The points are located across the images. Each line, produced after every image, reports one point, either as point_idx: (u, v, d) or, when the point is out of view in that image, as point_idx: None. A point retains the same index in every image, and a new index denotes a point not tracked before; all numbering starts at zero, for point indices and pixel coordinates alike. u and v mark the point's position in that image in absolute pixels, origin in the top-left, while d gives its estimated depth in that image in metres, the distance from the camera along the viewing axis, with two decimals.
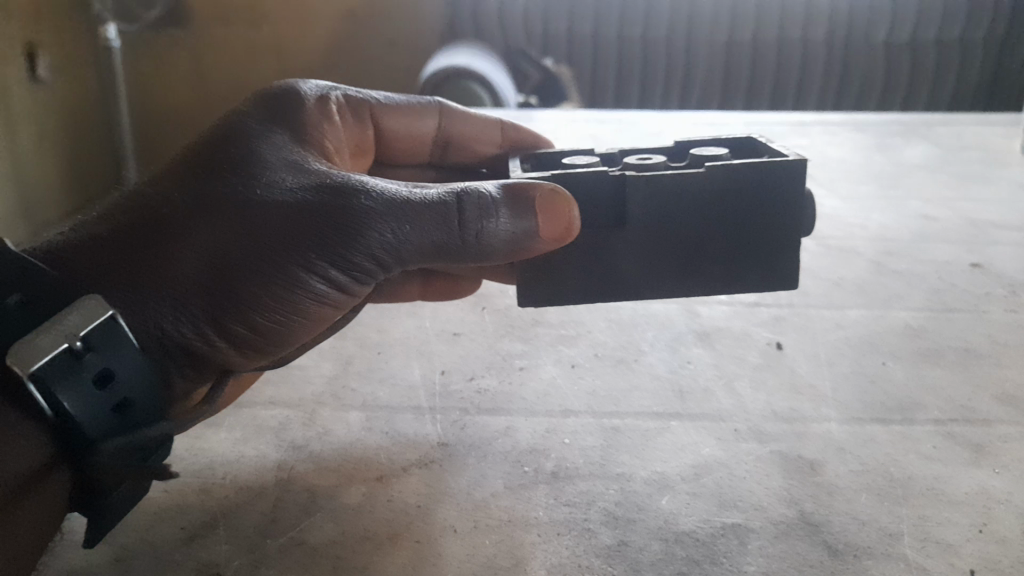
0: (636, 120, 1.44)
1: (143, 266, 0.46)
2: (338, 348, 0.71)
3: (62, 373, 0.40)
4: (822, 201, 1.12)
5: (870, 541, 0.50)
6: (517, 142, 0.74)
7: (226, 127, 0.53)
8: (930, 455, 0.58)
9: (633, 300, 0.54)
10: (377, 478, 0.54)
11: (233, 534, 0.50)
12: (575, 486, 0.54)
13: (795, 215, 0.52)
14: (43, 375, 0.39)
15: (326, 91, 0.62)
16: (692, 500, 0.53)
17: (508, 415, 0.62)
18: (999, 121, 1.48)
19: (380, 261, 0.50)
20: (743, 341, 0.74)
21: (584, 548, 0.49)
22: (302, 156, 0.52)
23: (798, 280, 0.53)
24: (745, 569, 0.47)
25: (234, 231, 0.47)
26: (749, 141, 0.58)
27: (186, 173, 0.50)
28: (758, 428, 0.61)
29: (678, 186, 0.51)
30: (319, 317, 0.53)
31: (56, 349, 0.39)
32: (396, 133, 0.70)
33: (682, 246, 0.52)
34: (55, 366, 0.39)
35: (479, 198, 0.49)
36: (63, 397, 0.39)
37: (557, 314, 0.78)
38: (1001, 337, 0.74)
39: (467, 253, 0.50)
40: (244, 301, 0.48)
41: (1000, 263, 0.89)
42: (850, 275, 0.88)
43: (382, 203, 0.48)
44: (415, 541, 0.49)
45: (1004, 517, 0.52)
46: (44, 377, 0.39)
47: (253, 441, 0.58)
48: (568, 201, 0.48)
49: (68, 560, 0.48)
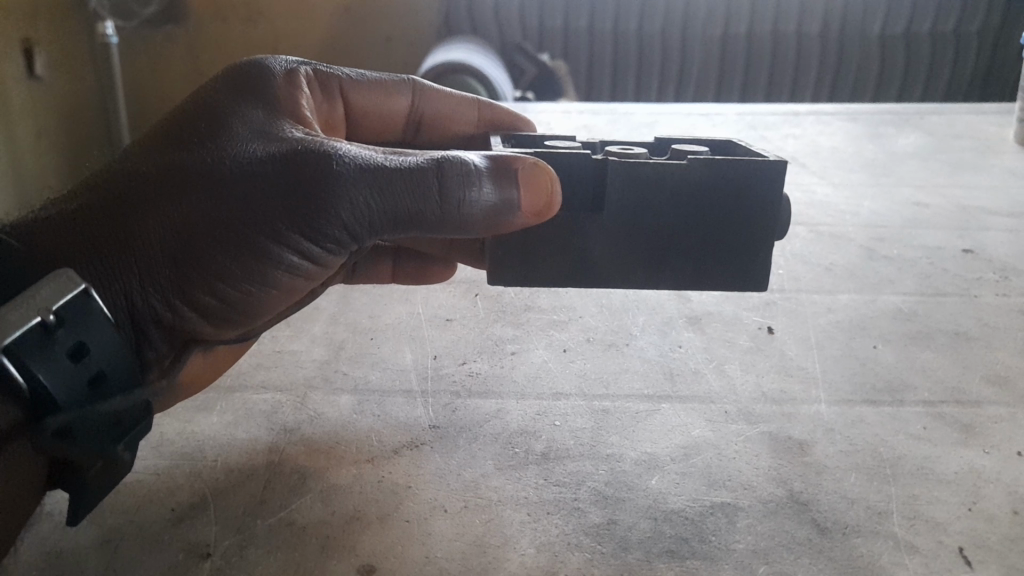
0: (630, 111, 1.45)
1: (111, 241, 0.48)
2: (331, 334, 0.72)
3: (37, 347, 0.40)
4: (813, 188, 1.12)
5: (859, 519, 0.50)
6: (494, 123, 0.75)
7: (202, 103, 0.54)
8: (919, 435, 0.58)
9: (607, 287, 0.54)
10: (368, 459, 0.55)
11: (222, 515, 0.50)
12: (564, 466, 0.54)
13: (773, 216, 0.52)
14: (17, 349, 0.39)
15: (294, 65, 0.62)
16: (681, 479, 0.53)
17: (499, 397, 0.62)
18: (993, 111, 1.49)
19: (351, 231, 0.49)
20: (732, 326, 0.74)
21: (573, 527, 0.49)
22: (274, 128, 0.52)
23: (769, 281, 0.54)
24: (734, 546, 0.48)
25: (200, 203, 0.48)
26: (728, 144, 0.58)
27: (159, 151, 0.51)
28: (747, 410, 0.61)
29: (657, 176, 0.51)
30: (291, 288, 0.53)
31: (28, 323, 0.39)
32: (367, 110, 0.70)
33: (658, 236, 0.53)
34: (28, 340, 0.39)
35: (459, 166, 0.49)
36: (38, 371, 0.39)
37: (548, 300, 0.79)
38: (991, 320, 0.74)
39: (443, 224, 0.50)
40: (214, 275, 0.49)
41: (992, 249, 0.90)
42: (840, 261, 0.89)
43: (352, 169, 0.47)
44: (404, 520, 0.49)
45: (992, 495, 0.52)
46: (18, 351, 0.39)
47: (244, 424, 0.59)
48: (550, 175, 0.48)
49: (55, 540, 0.49)
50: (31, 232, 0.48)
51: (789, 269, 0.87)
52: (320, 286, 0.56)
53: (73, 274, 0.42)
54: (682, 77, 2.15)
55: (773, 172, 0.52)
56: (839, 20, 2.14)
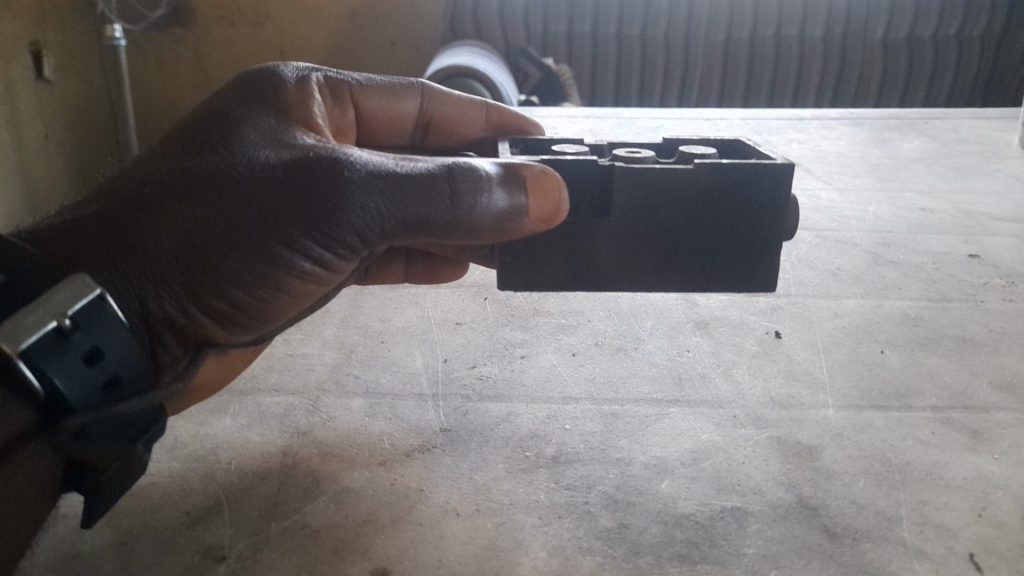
0: (635, 115, 1.46)
1: (124, 246, 0.48)
2: (342, 336, 0.72)
3: (51, 352, 0.39)
4: (818, 193, 1.13)
5: (869, 524, 0.50)
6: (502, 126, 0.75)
7: (214, 110, 0.54)
8: (928, 440, 0.58)
9: (615, 291, 0.54)
10: (380, 462, 0.55)
11: (237, 518, 0.50)
12: (575, 471, 0.55)
13: (781, 219, 0.53)
14: (32, 353, 0.39)
15: (305, 72, 0.62)
16: (691, 484, 0.54)
17: (509, 401, 0.62)
18: (996, 116, 1.49)
19: (362, 236, 0.49)
20: (740, 330, 0.74)
21: (585, 531, 0.49)
22: (286, 134, 0.52)
23: (777, 283, 0.54)
24: (745, 551, 0.48)
25: (212, 209, 0.48)
26: (736, 144, 0.58)
27: (173, 158, 0.51)
28: (755, 414, 0.61)
29: (663, 180, 0.52)
30: (302, 292, 0.53)
31: (44, 328, 0.39)
32: (375, 114, 0.71)
33: (665, 241, 0.53)
34: (43, 344, 0.39)
35: (469, 172, 0.49)
36: (54, 375, 0.39)
37: (556, 303, 0.79)
38: (997, 325, 0.75)
39: (453, 230, 0.50)
40: (226, 279, 0.49)
41: (997, 254, 0.90)
42: (847, 266, 0.89)
43: (364, 174, 0.48)
44: (416, 524, 0.50)
45: (1002, 501, 0.52)
46: (33, 355, 0.39)
47: (257, 427, 0.59)
48: (557, 182, 0.49)
49: (72, 543, 0.49)
50: (47, 236, 0.48)
51: (795, 273, 0.87)
52: (330, 292, 0.56)
53: (86, 281, 0.42)
54: (686, 77, 2.17)
55: (781, 175, 0.52)
56: (841, 24, 2.15)
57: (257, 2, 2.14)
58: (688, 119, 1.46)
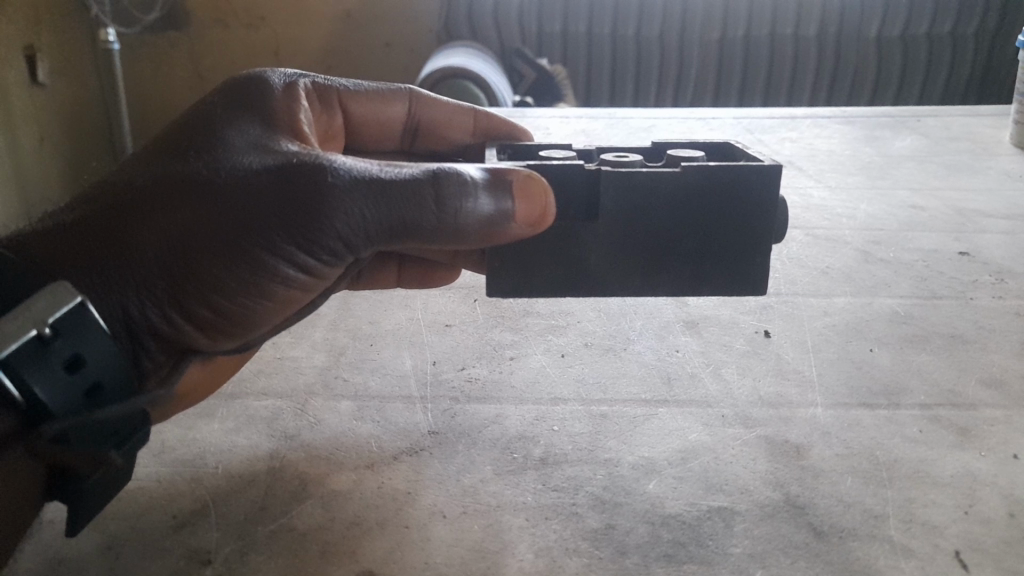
0: (628, 115, 1.46)
1: (107, 255, 0.48)
2: (331, 339, 0.72)
3: (30, 361, 0.40)
4: (810, 191, 1.13)
5: (856, 522, 0.50)
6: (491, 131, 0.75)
7: (200, 116, 0.54)
8: (917, 438, 0.58)
9: (602, 294, 0.55)
10: (367, 465, 0.55)
11: (224, 521, 0.50)
12: (563, 471, 0.55)
13: (770, 220, 0.53)
14: (12, 362, 0.39)
15: (294, 78, 0.62)
16: (679, 483, 0.54)
17: (498, 403, 0.63)
18: (989, 113, 1.49)
19: (346, 242, 0.49)
20: (730, 329, 0.74)
21: (572, 532, 0.49)
22: (272, 140, 0.52)
23: (767, 286, 0.54)
24: (731, 551, 0.48)
25: (196, 216, 0.48)
26: (725, 145, 0.58)
27: (155, 166, 0.51)
28: (744, 413, 0.61)
29: (651, 182, 0.52)
30: (287, 299, 0.54)
31: (23, 336, 0.40)
32: (364, 119, 0.71)
33: (652, 244, 0.53)
34: (22, 353, 0.39)
35: (454, 177, 0.49)
36: (34, 384, 0.39)
37: (546, 305, 0.79)
38: (987, 323, 0.75)
39: (438, 235, 0.50)
40: (209, 286, 0.50)
41: (988, 252, 0.90)
42: (837, 264, 0.89)
43: (347, 180, 0.48)
44: (403, 526, 0.50)
45: (989, 498, 0.52)
46: (13, 365, 0.39)
47: (245, 431, 0.59)
48: (544, 188, 0.49)
49: (57, 548, 0.49)
50: (31, 243, 0.48)
51: (786, 272, 0.87)
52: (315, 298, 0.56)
53: (70, 285, 0.42)
54: (680, 77, 2.17)
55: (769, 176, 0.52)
56: (836, 23, 2.15)
57: (252, 5, 2.15)
58: (681, 118, 1.46)
